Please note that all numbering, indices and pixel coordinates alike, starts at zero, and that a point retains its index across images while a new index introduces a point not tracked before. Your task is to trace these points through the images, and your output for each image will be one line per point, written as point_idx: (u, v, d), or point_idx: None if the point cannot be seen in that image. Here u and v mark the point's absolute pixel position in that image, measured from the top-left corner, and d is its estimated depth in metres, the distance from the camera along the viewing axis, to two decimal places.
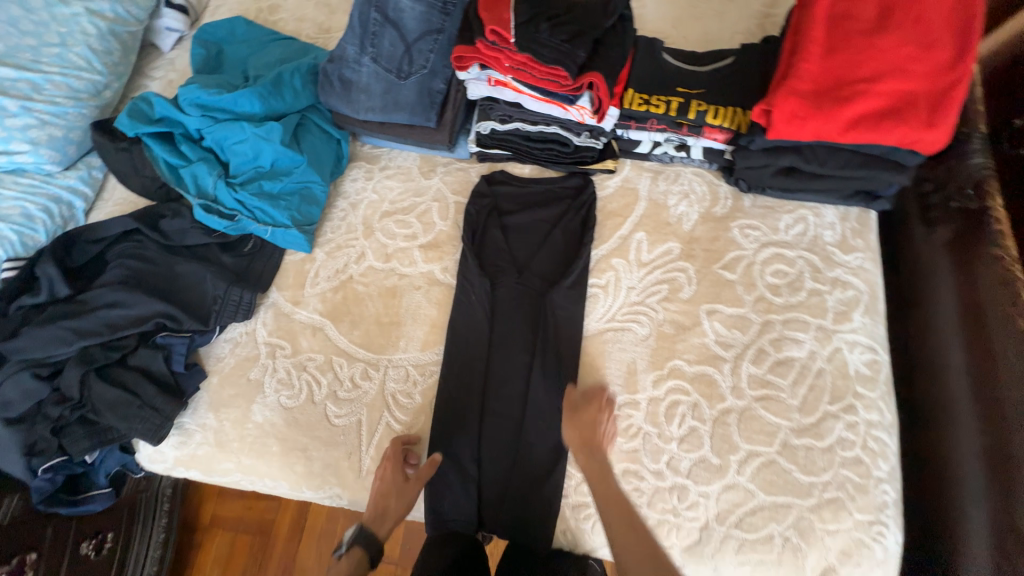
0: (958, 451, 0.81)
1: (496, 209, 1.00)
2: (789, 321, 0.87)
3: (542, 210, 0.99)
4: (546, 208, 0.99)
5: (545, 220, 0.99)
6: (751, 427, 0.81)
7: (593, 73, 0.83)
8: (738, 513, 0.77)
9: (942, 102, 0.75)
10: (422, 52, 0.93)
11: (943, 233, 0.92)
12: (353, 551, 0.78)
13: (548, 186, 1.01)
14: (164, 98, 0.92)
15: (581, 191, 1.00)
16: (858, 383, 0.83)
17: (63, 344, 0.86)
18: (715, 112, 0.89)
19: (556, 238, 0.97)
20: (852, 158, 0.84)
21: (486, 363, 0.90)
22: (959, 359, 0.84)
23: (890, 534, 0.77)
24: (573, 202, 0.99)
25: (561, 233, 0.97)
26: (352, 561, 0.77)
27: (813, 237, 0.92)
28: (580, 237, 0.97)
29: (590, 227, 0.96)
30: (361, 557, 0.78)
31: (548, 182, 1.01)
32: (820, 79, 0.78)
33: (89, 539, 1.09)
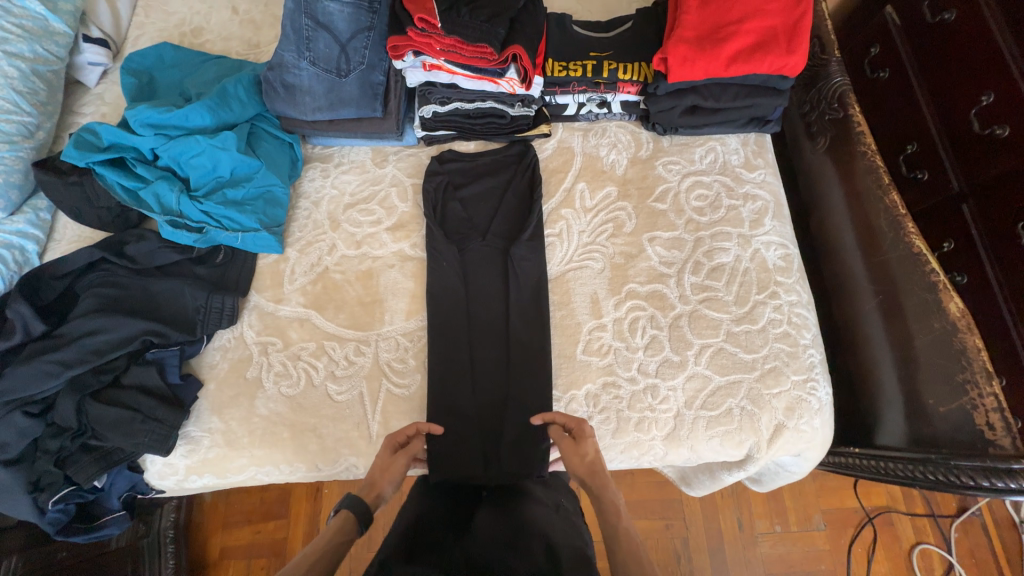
0: (862, 312, 1.00)
1: (451, 184, 1.09)
2: (716, 234, 1.03)
3: (493, 178, 1.10)
4: (496, 176, 1.10)
5: (496, 186, 1.09)
6: (700, 324, 0.96)
7: (513, 47, 0.93)
8: (701, 396, 0.93)
9: (796, 32, 0.92)
10: (357, 49, 1.01)
11: (823, 142, 1.11)
12: (340, 514, 0.75)
13: (494, 157, 1.11)
14: (110, 125, 0.94)
15: (523, 156, 1.11)
16: (777, 274, 1.00)
17: (51, 377, 0.87)
18: (624, 68, 1.03)
19: (509, 201, 1.07)
20: (740, 90, 1.00)
21: (468, 322, 0.99)
22: (850, 239, 1.03)
23: (821, 387, 0.94)
24: (518, 166, 1.10)
25: (512, 196, 1.08)
26: (338, 522, 0.74)
27: (723, 163, 1.09)
28: (530, 196, 1.08)
29: (537, 186, 1.07)
30: (349, 522, 0.74)
31: (495, 153, 1.11)
32: (700, 27, 0.94)
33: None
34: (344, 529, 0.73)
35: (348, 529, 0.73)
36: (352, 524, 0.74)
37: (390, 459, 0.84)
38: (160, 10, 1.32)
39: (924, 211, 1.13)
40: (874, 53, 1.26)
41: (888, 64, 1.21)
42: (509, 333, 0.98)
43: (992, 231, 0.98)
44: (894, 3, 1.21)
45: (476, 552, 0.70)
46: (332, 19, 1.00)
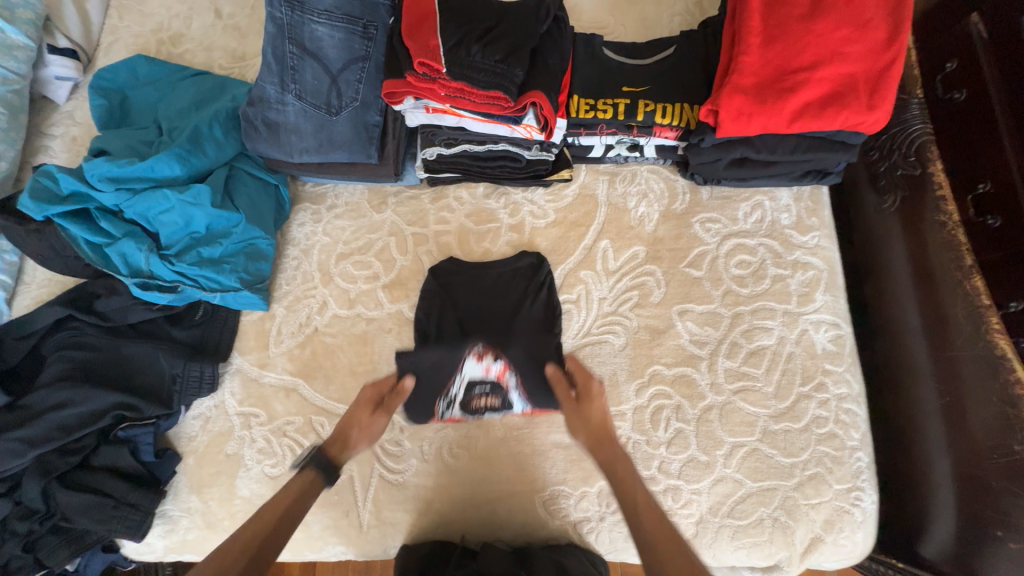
0: (922, 408, 0.87)
1: (448, 268, 0.95)
2: (757, 310, 0.89)
3: (500, 298, 0.94)
4: (504, 295, 0.94)
5: (504, 308, 0.93)
6: (733, 419, 0.84)
7: (534, 92, 0.78)
8: (730, 503, 0.82)
9: (880, 84, 0.75)
10: (350, 83, 0.86)
11: (892, 201, 0.95)
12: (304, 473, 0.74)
13: (503, 268, 0.96)
14: (70, 171, 0.83)
15: (537, 270, 0.95)
16: (826, 361, 0.87)
17: (15, 456, 0.80)
18: (664, 111, 0.87)
19: (523, 325, 0.92)
20: (800, 144, 0.84)
21: (449, 354, 0.89)
22: (916, 320, 0.89)
23: (867, 496, 0.83)
24: (529, 284, 0.94)
25: (525, 321, 0.92)
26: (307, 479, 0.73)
27: (771, 222, 0.94)
28: (546, 321, 0.92)
29: (555, 309, 0.92)
30: (314, 473, 0.74)
31: (501, 265, 0.96)
32: (761, 72, 0.77)
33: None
34: (313, 480, 0.74)
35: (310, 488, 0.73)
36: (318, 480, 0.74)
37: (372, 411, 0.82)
38: (136, 12, 1.18)
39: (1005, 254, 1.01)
40: (948, 70, 0.89)
41: (966, 84, 0.85)
42: (502, 360, 0.88)
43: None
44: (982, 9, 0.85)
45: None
46: (320, 46, 0.84)
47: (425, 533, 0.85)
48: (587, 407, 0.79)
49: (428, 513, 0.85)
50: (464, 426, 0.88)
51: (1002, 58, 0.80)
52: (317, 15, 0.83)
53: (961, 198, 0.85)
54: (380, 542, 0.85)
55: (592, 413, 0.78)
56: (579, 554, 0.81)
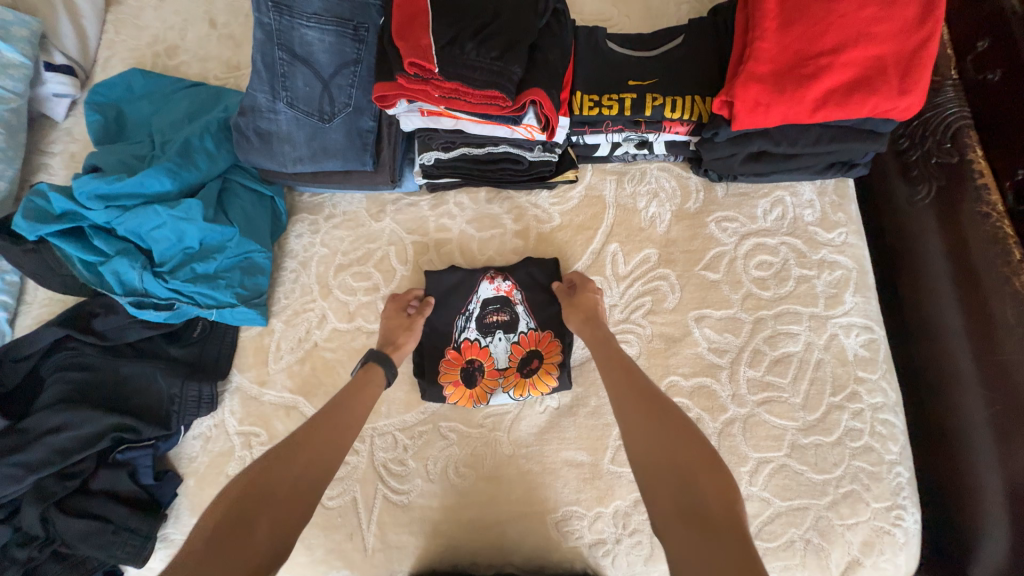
0: (967, 416, 0.80)
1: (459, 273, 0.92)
2: (781, 315, 0.83)
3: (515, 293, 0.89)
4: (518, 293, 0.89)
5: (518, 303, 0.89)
6: (757, 433, 0.78)
7: (534, 90, 0.73)
8: (757, 524, 0.76)
9: (914, 65, 0.68)
10: (342, 88, 0.83)
11: (924, 192, 0.88)
12: (368, 368, 0.80)
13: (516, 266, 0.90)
14: (61, 190, 0.81)
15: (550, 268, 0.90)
16: (858, 368, 0.81)
17: (14, 481, 0.78)
18: (673, 104, 0.81)
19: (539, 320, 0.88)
20: (824, 134, 0.78)
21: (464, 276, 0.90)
22: (956, 322, 0.82)
23: (909, 515, 0.76)
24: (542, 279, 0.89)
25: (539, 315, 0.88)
26: (366, 373, 0.80)
27: (793, 220, 0.88)
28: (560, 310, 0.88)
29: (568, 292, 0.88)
30: (373, 373, 0.80)
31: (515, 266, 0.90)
32: (780, 58, 0.71)
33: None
34: (370, 379, 0.79)
35: (365, 388, 0.78)
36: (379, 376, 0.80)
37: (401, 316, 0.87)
38: (132, 26, 1.16)
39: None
40: (980, 49, 0.84)
41: (1003, 65, 0.80)
42: (511, 280, 0.89)
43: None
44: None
45: None
46: (311, 51, 0.81)
47: (435, 558, 0.81)
48: (578, 299, 0.84)
49: (435, 537, 0.81)
50: (476, 346, 0.87)
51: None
52: (306, 18, 0.80)
53: (1006, 186, 0.79)
54: (385, 566, 0.81)
55: (581, 300, 0.83)
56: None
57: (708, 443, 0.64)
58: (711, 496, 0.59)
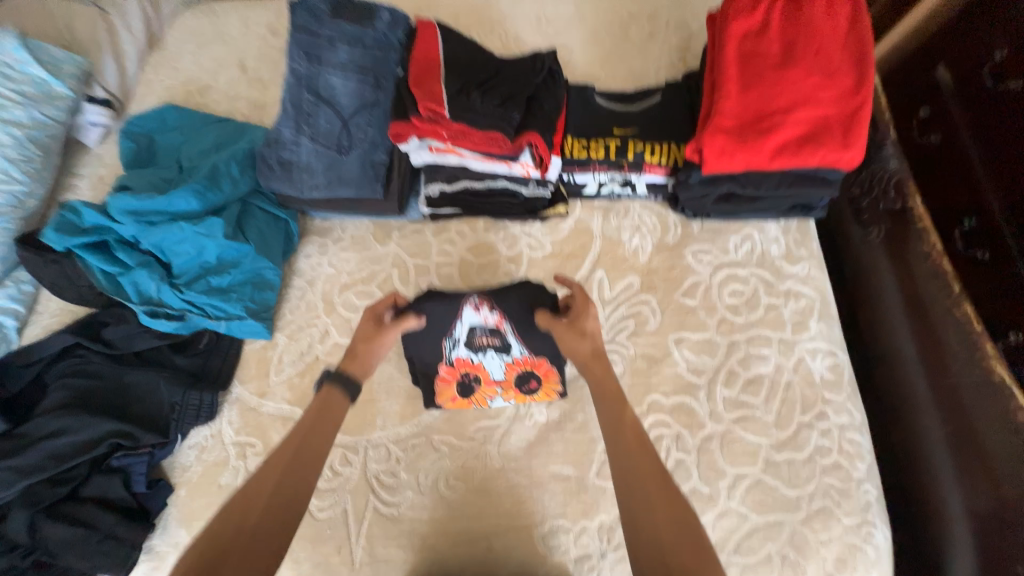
0: (927, 438, 0.85)
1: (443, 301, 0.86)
2: (752, 338, 0.90)
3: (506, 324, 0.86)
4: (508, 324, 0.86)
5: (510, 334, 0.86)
6: (734, 449, 0.83)
7: (530, 132, 0.85)
8: (736, 539, 0.79)
9: (852, 125, 0.81)
10: (360, 126, 0.93)
11: (877, 233, 0.99)
12: (321, 395, 0.72)
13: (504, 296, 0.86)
14: (93, 206, 0.88)
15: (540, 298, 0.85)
16: (825, 390, 0.87)
17: (5, 485, 0.79)
18: (652, 150, 0.94)
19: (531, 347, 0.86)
20: (785, 179, 0.88)
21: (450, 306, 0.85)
22: (911, 348, 0.90)
23: (879, 533, 0.80)
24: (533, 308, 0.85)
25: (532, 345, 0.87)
26: (323, 399, 0.71)
27: (761, 254, 0.97)
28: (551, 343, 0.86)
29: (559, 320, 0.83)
30: (331, 400, 0.71)
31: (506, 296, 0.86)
32: (741, 114, 0.83)
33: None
34: (330, 406, 0.71)
35: (325, 418, 0.69)
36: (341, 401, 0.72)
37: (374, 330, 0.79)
38: (169, 67, 1.29)
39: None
40: (923, 116, 0.95)
41: (941, 128, 0.90)
42: (499, 310, 0.86)
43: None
44: (948, 61, 0.92)
45: None
46: (335, 94, 0.92)
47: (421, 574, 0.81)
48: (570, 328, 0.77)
49: (423, 551, 0.82)
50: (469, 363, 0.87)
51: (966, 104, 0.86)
52: (333, 67, 0.91)
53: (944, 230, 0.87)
54: None
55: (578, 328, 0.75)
56: None
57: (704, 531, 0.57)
58: None
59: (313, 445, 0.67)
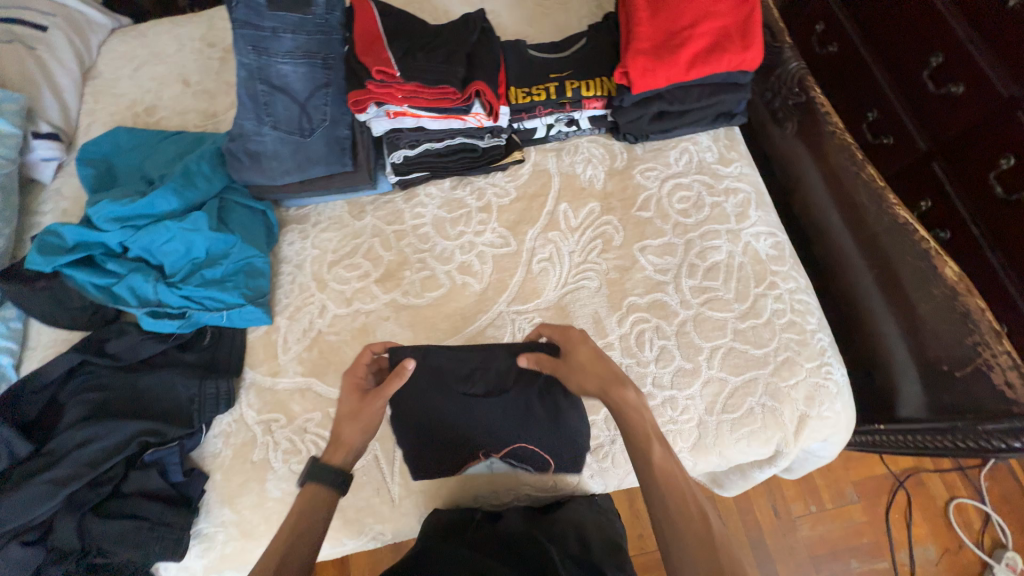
0: (861, 286, 1.00)
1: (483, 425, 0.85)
2: (705, 234, 1.03)
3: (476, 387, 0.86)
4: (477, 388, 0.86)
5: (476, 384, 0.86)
6: (706, 326, 0.95)
7: (477, 82, 0.94)
8: (721, 400, 0.91)
9: (748, 29, 0.95)
10: (318, 107, 0.99)
11: (791, 127, 1.13)
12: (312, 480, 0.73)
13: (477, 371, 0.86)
14: (74, 224, 0.92)
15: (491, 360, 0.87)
16: (772, 263, 1.00)
17: (45, 499, 0.82)
18: (587, 85, 1.04)
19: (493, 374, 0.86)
20: (702, 91, 1.02)
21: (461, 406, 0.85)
22: (835, 217, 1.04)
23: (836, 369, 0.94)
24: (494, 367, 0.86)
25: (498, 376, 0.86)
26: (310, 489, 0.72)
27: (699, 162, 1.10)
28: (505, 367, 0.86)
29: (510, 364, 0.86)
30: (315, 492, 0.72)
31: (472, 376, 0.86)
32: (655, 37, 0.96)
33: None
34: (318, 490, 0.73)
35: (320, 496, 0.72)
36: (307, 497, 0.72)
37: (360, 400, 0.79)
38: (110, 94, 1.30)
39: (902, 171, 1.21)
40: (939, 64, 1.08)
41: (967, 78, 1.03)
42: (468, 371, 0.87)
43: (977, 199, 1.06)
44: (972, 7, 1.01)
45: (513, 539, 0.76)
46: (287, 81, 0.97)
47: (456, 492, 0.90)
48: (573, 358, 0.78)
49: (453, 471, 0.90)
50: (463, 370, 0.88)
51: (994, 46, 0.98)
52: (281, 56, 0.97)
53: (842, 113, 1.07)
54: (414, 512, 0.90)
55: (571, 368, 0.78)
56: (589, 512, 0.89)
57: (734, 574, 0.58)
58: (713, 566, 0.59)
59: (310, 528, 0.69)
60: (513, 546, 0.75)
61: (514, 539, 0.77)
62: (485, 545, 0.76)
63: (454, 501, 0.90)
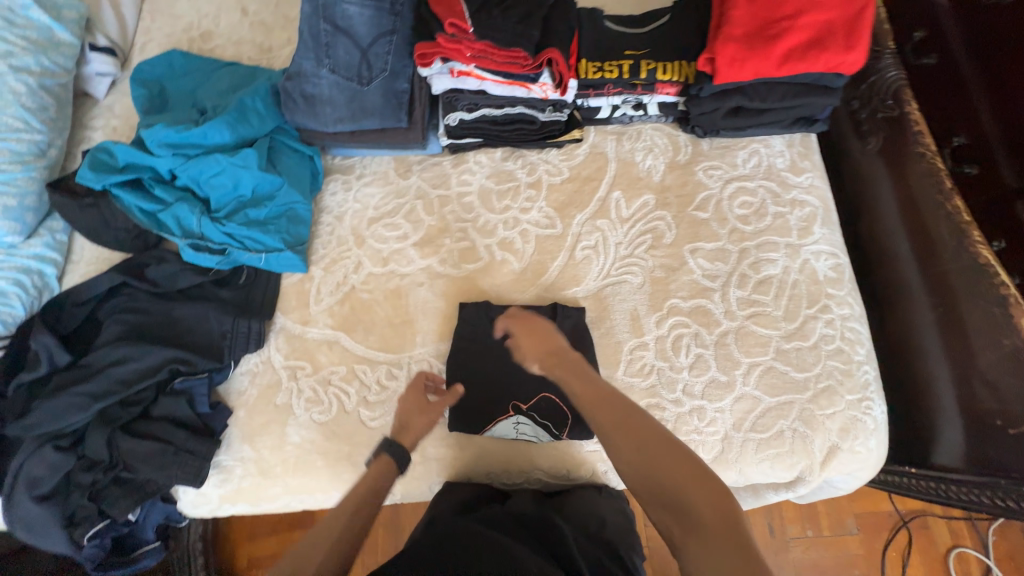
0: (918, 324, 0.94)
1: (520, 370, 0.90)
2: (762, 244, 0.97)
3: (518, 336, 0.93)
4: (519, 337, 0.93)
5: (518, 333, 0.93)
6: (748, 341, 0.91)
7: (551, 49, 0.89)
8: (751, 418, 0.88)
9: (856, 28, 0.86)
10: (379, 55, 0.95)
11: (875, 142, 1.05)
12: (381, 460, 0.74)
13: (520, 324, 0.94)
14: (125, 144, 0.91)
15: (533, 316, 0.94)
16: (828, 286, 0.95)
17: (79, 410, 0.85)
18: (664, 68, 0.96)
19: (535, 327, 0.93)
20: (789, 90, 0.94)
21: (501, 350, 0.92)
22: (904, 247, 0.98)
23: (876, 405, 0.90)
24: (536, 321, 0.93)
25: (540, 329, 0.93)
26: (380, 466, 0.73)
27: (768, 166, 1.03)
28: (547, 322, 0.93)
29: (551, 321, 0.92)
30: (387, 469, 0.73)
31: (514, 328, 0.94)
32: (750, 23, 0.88)
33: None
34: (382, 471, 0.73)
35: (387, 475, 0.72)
36: (382, 466, 0.73)
37: (424, 407, 0.81)
38: (167, 14, 1.26)
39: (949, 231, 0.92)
40: None
41: None
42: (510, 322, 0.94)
43: None
44: None
45: (524, 515, 0.76)
46: (351, 23, 0.93)
47: (468, 468, 0.90)
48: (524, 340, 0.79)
49: (468, 446, 0.91)
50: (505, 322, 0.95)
51: None
52: None
53: (939, 132, 0.96)
54: (425, 478, 0.91)
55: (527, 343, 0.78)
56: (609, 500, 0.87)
57: (714, 505, 0.57)
58: (703, 504, 0.57)
59: (366, 508, 0.68)
60: (526, 524, 0.74)
61: (526, 518, 0.76)
62: (498, 521, 0.74)
63: (464, 475, 0.91)
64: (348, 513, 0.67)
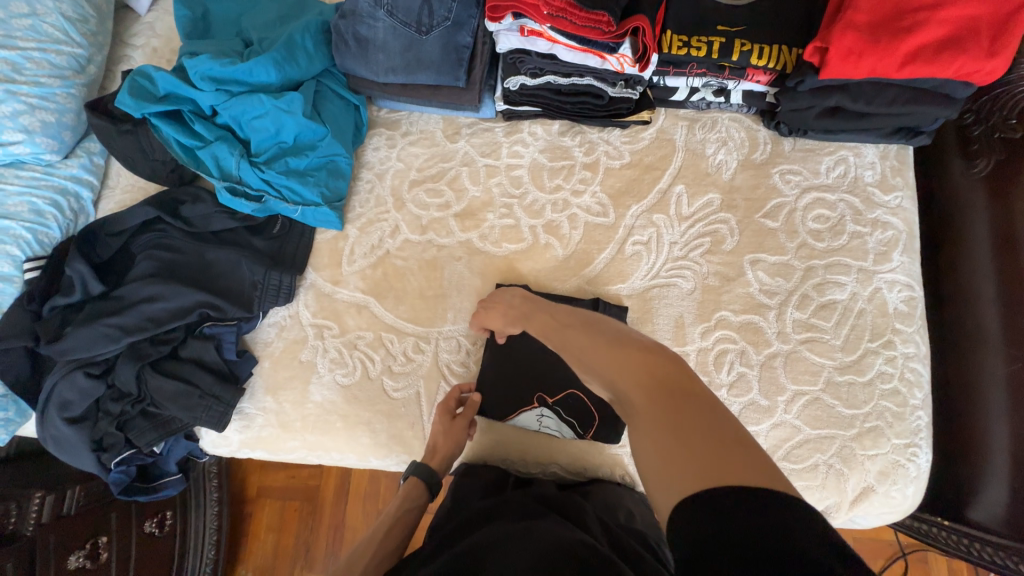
0: (988, 376, 0.86)
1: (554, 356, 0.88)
2: (831, 265, 0.89)
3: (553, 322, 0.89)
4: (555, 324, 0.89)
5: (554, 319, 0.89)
6: (797, 367, 0.86)
7: (638, 17, 0.79)
8: (786, 447, 0.84)
9: (1004, 29, 0.73)
10: (443, 1, 0.87)
11: (982, 167, 0.92)
12: (410, 482, 0.83)
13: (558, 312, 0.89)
14: (167, 72, 0.86)
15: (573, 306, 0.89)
16: (896, 320, 0.87)
17: (110, 341, 0.85)
18: (761, 51, 0.85)
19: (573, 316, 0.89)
20: (901, 94, 0.82)
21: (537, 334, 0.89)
22: (990, 289, 0.88)
23: (923, 454, 0.84)
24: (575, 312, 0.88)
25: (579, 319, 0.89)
26: (409, 488, 0.82)
27: (854, 178, 0.93)
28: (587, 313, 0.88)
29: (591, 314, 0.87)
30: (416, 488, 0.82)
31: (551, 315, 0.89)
32: (877, 10, 0.76)
33: (151, 518, 1.07)
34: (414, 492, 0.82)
35: (418, 493, 0.82)
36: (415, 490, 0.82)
37: (450, 425, 0.85)
38: None
39: None
40: None
41: None
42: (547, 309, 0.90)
43: None
44: None
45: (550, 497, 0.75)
46: None
47: (488, 453, 0.89)
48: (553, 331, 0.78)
49: (489, 431, 0.90)
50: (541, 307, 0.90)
51: None
52: None
53: None
54: None
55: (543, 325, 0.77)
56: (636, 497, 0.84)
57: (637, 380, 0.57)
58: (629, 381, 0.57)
59: (403, 522, 0.80)
60: (549, 502, 0.74)
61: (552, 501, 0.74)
62: (524, 506, 0.72)
63: (480, 458, 0.89)
64: (386, 530, 0.79)
